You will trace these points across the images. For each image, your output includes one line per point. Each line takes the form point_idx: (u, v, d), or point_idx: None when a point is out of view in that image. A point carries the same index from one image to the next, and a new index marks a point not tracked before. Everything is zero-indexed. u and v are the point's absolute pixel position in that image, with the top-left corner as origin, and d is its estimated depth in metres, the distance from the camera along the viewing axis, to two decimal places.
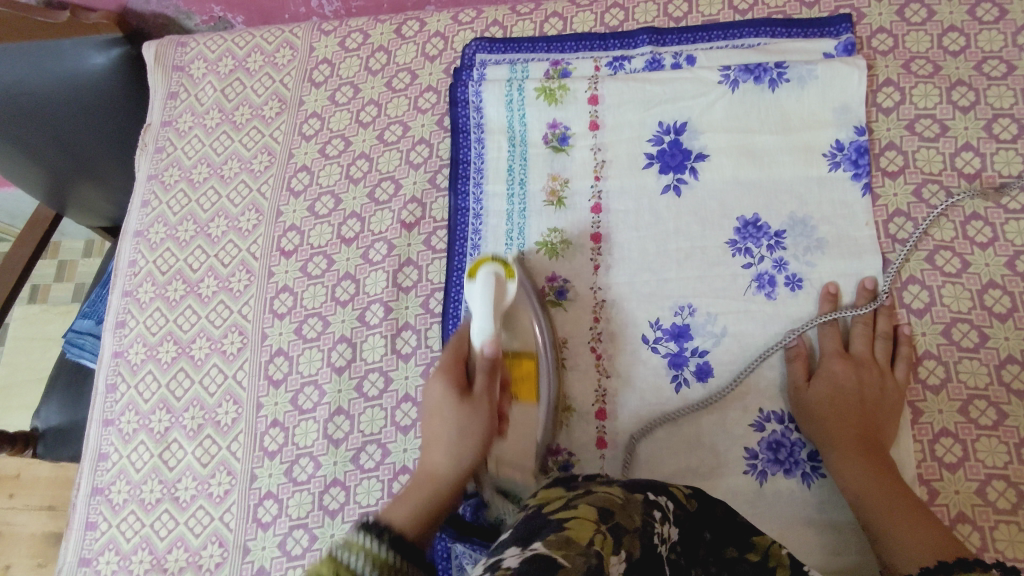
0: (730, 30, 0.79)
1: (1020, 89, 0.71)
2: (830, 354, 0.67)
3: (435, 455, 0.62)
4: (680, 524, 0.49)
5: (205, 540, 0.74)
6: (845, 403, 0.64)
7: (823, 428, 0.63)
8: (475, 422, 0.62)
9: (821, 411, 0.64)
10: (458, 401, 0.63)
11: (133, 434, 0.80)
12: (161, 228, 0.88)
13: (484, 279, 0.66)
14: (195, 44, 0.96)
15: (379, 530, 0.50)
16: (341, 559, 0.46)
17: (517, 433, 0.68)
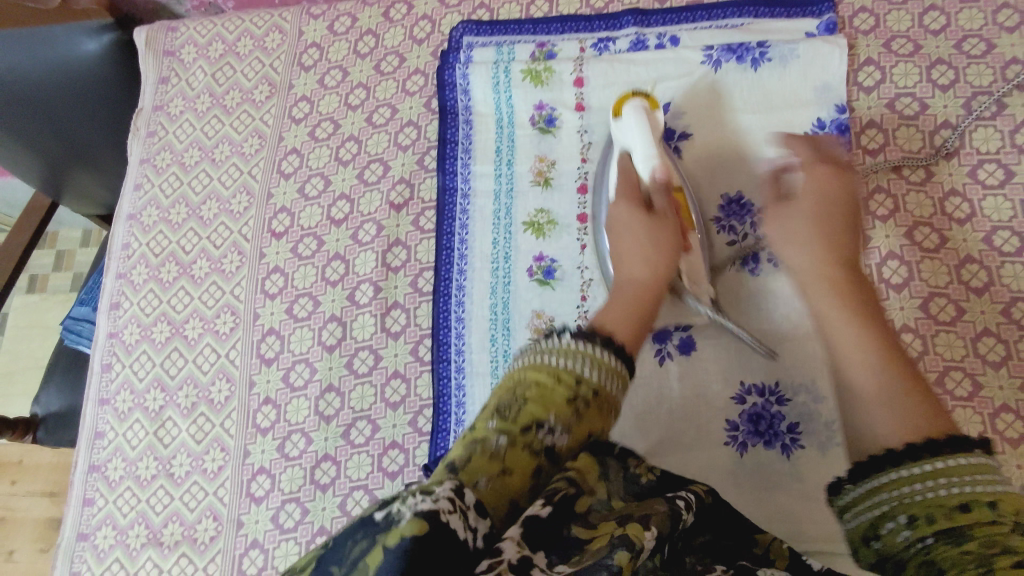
0: (714, 10, 0.80)
1: (999, 66, 0.72)
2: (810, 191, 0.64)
3: (634, 266, 0.62)
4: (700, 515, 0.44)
5: (200, 515, 0.75)
6: (830, 236, 0.61)
7: (823, 214, 0.62)
8: (664, 232, 0.63)
9: (822, 206, 0.62)
10: (665, 224, 0.63)
11: (128, 412, 0.81)
12: (154, 211, 0.89)
13: (634, 111, 0.69)
14: (185, 30, 0.96)
15: (591, 334, 0.50)
16: (560, 366, 0.46)
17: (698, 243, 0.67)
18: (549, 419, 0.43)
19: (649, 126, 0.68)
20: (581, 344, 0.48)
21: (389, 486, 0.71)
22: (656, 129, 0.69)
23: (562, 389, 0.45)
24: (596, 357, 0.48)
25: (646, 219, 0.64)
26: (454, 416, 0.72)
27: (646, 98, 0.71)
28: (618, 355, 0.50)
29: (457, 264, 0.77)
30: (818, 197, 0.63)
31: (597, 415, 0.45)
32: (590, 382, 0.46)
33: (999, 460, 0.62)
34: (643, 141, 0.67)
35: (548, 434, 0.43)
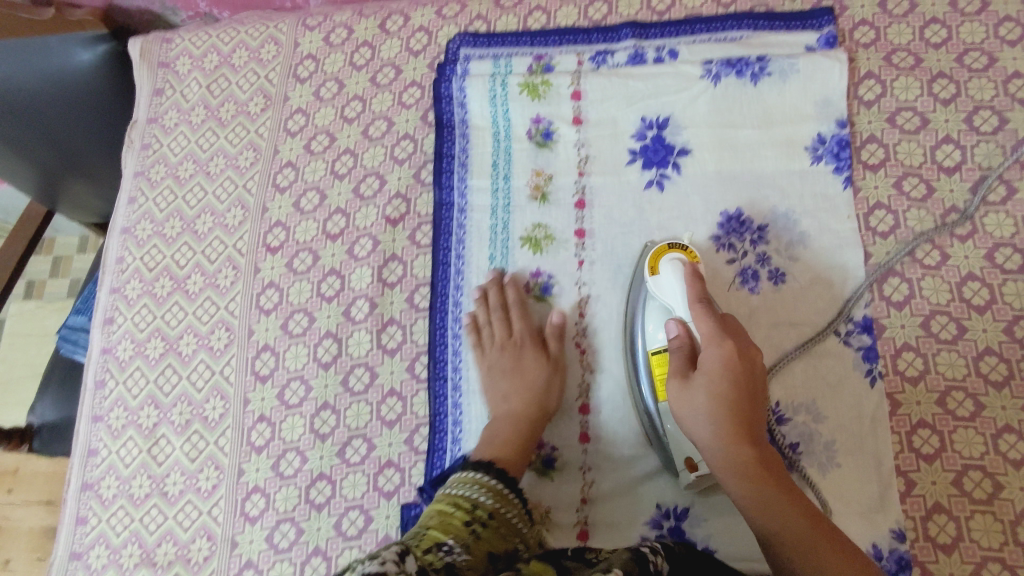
0: (713, 23, 0.79)
1: (1001, 81, 0.71)
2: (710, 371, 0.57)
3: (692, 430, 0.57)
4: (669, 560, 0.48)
5: (194, 535, 0.74)
6: (733, 415, 0.55)
7: (717, 394, 0.55)
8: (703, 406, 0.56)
9: (722, 385, 0.55)
10: (704, 386, 0.56)
11: (122, 429, 0.80)
12: (148, 225, 0.89)
13: (671, 268, 0.64)
14: (180, 41, 0.95)
15: (486, 466, 0.62)
16: (458, 493, 0.59)
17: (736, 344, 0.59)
18: (449, 540, 0.52)
19: (689, 296, 0.61)
20: (475, 473, 0.61)
21: (384, 506, 0.71)
22: (698, 292, 0.61)
23: (458, 515, 0.56)
24: (489, 482, 0.60)
25: (678, 384, 0.58)
26: (451, 434, 0.72)
27: (684, 252, 0.66)
28: (510, 485, 0.61)
29: (454, 279, 0.77)
30: (720, 383, 0.56)
31: (493, 532, 0.56)
32: (487, 506, 0.58)
33: (1002, 481, 0.62)
34: (680, 301, 0.63)
35: (450, 552, 0.51)
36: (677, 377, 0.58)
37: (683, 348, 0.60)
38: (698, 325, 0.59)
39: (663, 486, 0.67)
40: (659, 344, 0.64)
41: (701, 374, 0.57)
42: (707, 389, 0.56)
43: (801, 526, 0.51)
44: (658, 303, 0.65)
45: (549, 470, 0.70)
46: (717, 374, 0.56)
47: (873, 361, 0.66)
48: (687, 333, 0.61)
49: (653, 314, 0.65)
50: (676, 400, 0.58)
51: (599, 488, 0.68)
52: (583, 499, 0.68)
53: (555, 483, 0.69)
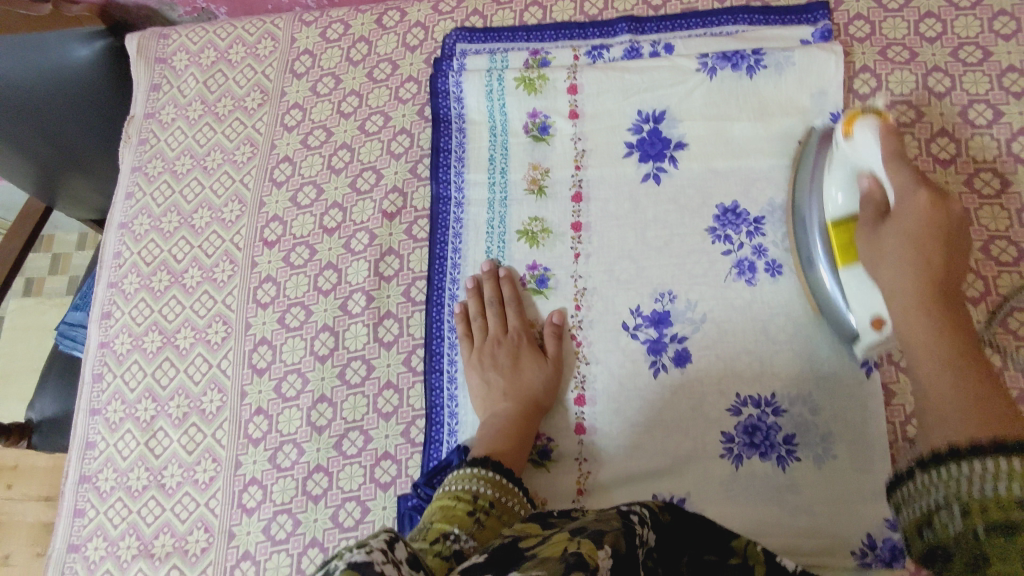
0: (708, 17, 0.79)
1: (995, 74, 0.72)
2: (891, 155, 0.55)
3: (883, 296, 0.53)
4: (657, 529, 0.48)
5: (191, 526, 0.75)
6: (921, 238, 0.51)
7: (897, 288, 0.51)
8: (887, 239, 0.53)
9: (914, 223, 0.51)
10: (895, 232, 0.53)
11: (120, 422, 0.81)
12: (145, 219, 0.89)
13: (866, 127, 0.57)
14: (177, 37, 0.96)
15: (484, 460, 0.62)
16: (458, 487, 0.59)
17: (894, 224, 0.53)
18: (454, 531, 0.53)
19: (885, 151, 0.55)
20: (473, 467, 0.61)
21: (381, 497, 0.71)
22: (895, 150, 0.55)
23: (461, 506, 0.56)
24: (482, 473, 0.60)
25: (868, 231, 0.56)
26: (447, 426, 0.72)
27: (877, 116, 0.58)
28: (508, 475, 0.61)
29: (450, 273, 0.77)
30: (915, 224, 0.51)
31: (496, 520, 0.57)
32: (487, 494, 0.58)
33: None
34: (874, 154, 0.57)
35: (457, 541, 0.53)
36: (870, 222, 0.56)
37: (873, 198, 0.56)
38: (894, 176, 0.54)
39: (663, 478, 0.67)
40: (841, 210, 0.61)
41: (892, 219, 0.53)
42: (898, 235, 0.52)
43: (962, 349, 0.45)
44: (847, 165, 0.61)
45: (545, 461, 0.70)
46: (910, 220, 0.52)
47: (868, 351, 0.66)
48: (879, 189, 0.56)
49: (841, 176, 0.61)
50: (866, 259, 0.55)
51: (595, 479, 0.68)
52: (579, 491, 0.69)
53: (551, 474, 0.70)
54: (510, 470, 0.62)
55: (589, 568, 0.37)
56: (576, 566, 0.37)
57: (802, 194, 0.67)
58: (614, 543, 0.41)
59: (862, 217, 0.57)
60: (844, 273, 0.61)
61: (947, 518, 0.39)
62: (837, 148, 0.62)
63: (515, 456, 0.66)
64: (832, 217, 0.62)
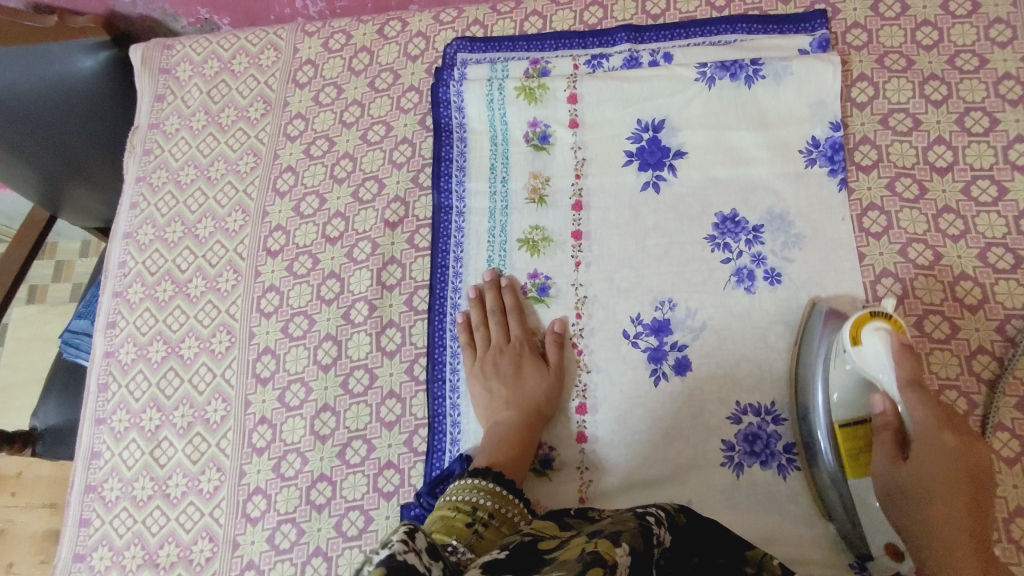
0: (707, 27, 0.80)
1: (992, 82, 0.72)
2: (907, 385, 0.57)
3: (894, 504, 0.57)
4: (673, 531, 0.49)
5: (196, 536, 0.75)
6: (949, 461, 0.55)
7: (931, 527, 0.54)
8: (911, 467, 0.56)
9: (941, 470, 0.55)
10: (915, 469, 0.56)
11: (124, 432, 0.81)
12: (149, 230, 0.90)
13: (878, 339, 0.58)
14: (181, 48, 0.96)
15: (484, 472, 0.62)
16: (458, 497, 0.59)
17: (919, 455, 0.56)
18: (453, 541, 0.54)
19: (899, 376, 0.57)
20: (474, 479, 0.61)
21: (384, 506, 0.71)
22: (909, 374, 0.57)
23: (461, 517, 0.56)
24: (482, 484, 0.61)
25: (885, 461, 0.58)
26: (450, 435, 0.73)
27: (887, 322, 0.59)
28: (508, 486, 0.62)
29: (451, 281, 0.78)
30: (938, 473, 0.55)
31: (496, 531, 0.57)
32: (488, 504, 0.59)
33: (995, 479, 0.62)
34: (888, 375, 0.57)
35: (456, 552, 0.53)
36: (886, 446, 0.58)
37: (888, 426, 0.58)
38: (912, 410, 0.56)
39: (664, 486, 0.68)
40: (849, 416, 0.60)
41: (915, 456, 0.56)
42: (923, 466, 0.55)
43: (973, 529, 0.52)
44: (853, 373, 0.60)
45: (547, 470, 0.70)
46: (937, 458, 0.55)
47: None
48: (893, 413, 0.58)
49: (841, 385, 0.60)
50: (883, 481, 0.57)
51: (597, 487, 0.69)
52: (581, 499, 0.69)
53: (553, 482, 0.70)
54: (511, 480, 0.63)
55: (606, 566, 0.38)
56: (593, 563, 0.38)
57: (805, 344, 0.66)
58: (630, 543, 0.42)
59: (879, 442, 0.58)
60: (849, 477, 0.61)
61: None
62: (840, 342, 0.61)
63: (518, 464, 0.66)
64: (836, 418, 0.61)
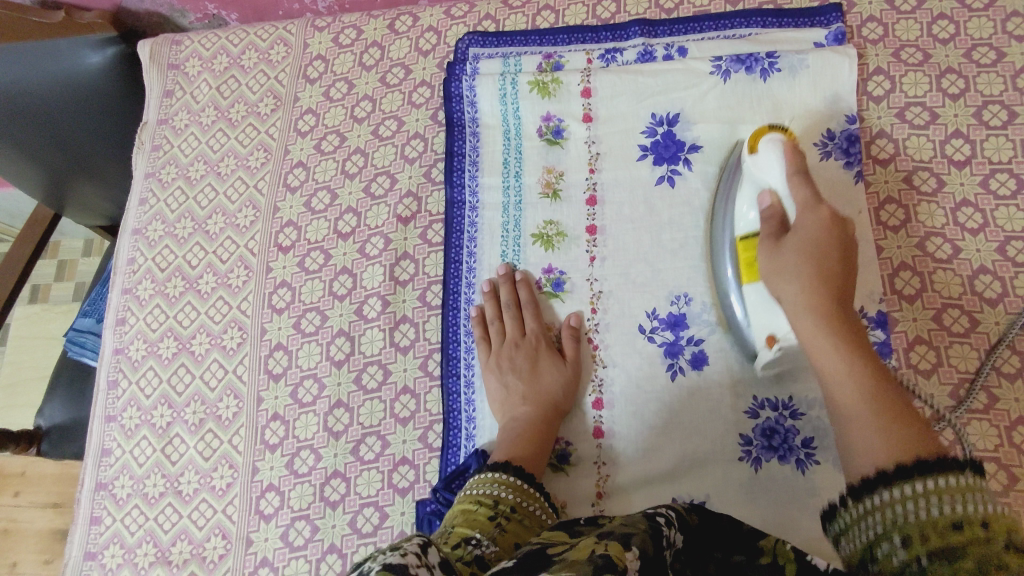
0: (721, 20, 0.79)
1: (1009, 75, 0.72)
2: (806, 206, 0.59)
3: (784, 283, 0.58)
4: (685, 532, 0.47)
5: (209, 533, 0.75)
6: (825, 280, 0.56)
7: (804, 298, 0.55)
8: (784, 257, 0.59)
9: (815, 242, 0.58)
10: (795, 242, 0.58)
11: (135, 429, 0.81)
12: (159, 225, 0.89)
13: (771, 146, 0.62)
14: (189, 43, 0.96)
15: (504, 465, 0.62)
16: (479, 492, 0.59)
17: (797, 242, 0.58)
18: (475, 535, 0.54)
19: (788, 165, 0.61)
20: (496, 473, 0.61)
21: (399, 502, 0.71)
22: (798, 164, 0.61)
23: (482, 511, 0.56)
24: (503, 479, 0.60)
25: (768, 245, 0.61)
26: (465, 431, 0.72)
27: (784, 135, 0.64)
28: (530, 481, 0.61)
29: (465, 277, 0.77)
30: (817, 244, 0.58)
31: (518, 524, 0.57)
32: (509, 499, 0.58)
33: (1017, 474, 0.61)
34: (777, 176, 0.62)
35: (479, 546, 0.53)
36: (771, 234, 0.61)
37: (775, 216, 0.62)
38: (795, 193, 0.60)
39: (680, 481, 0.67)
40: (750, 226, 0.65)
41: (795, 234, 0.59)
42: (800, 247, 0.58)
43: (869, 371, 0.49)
44: (753, 182, 0.65)
45: (563, 465, 0.70)
46: (807, 233, 0.58)
47: (887, 356, 0.66)
48: (781, 207, 0.62)
49: (746, 195, 0.66)
50: (767, 262, 0.60)
51: (614, 482, 0.68)
52: (598, 495, 0.69)
53: (570, 478, 0.69)
54: (530, 474, 0.62)
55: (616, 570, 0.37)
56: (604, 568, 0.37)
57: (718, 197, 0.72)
58: (641, 546, 0.41)
59: (764, 230, 0.62)
60: (747, 288, 0.65)
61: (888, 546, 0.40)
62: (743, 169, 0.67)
63: (536, 460, 0.66)
64: (740, 234, 0.66)
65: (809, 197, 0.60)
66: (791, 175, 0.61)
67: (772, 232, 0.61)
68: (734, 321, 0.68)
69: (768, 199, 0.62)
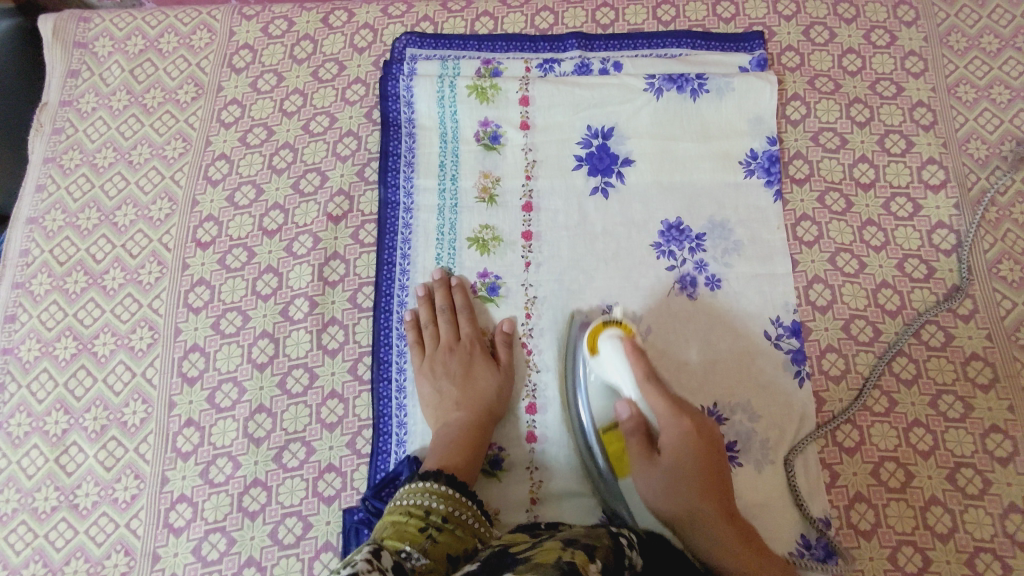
0: (654, 39, 0.83)
1: (907, 108, 0.79)
2: (664, 416, 0.62)
3: (660, 504, 0.62)
4: (642, 552, 0.49)
5: (109, 550, 0.69)
6: (699, 481, 0.61)
7: (680, 470, 0.61)
8: (679, 494, 0.61)
9: (684, 454, 0.61)
10: (667, 470, 0.61)
11: (24, 437, 0.73)
12: (58, 215, 0.82)
13: (612, 349, 0.65)
14: (100, 21, 0.90)
15: (435, 474, 0.60)
16: (411, 502, 0.58)
17: (668, 461, 0.61)
18: (406, 548, 0.52)
19: (636, 377, 0.64)
20: (426, 482, 0.59)
21: (324, 512, 0.68)
22: (646, 370, 0.64)
23: (412, 523, 0.55)
24: (434, 488, 0.59)
25: (644, 465, 0.62)
26: (396, 437, 0.70)
27: (621, 335, 0.66)
28: (462, 490, 0.60)
29: (398, 279, 0.76)
30: (682, 450, 0.61)
31: (451, 535, 0.56)
32: (440, 508, 0.57)
33: (914, 471, 0.67)
34: (628, 382, 0.64)
35: (410, 558, 0.52)
36: (642, 457, 0.63)
37: (638, 428, 0.63)
38: (651, 404, 0.63)
39: None
40: (608, 418, 0.66)
41: (666, 458, 0.61)
42: (672, 469, 0.61)
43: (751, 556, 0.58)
44: (600, 384, 0.67)
45: (496, 471, 0.70)
46: (678, 452, 0.61)
47: (801, 363, 0.70)
48: (636, 410, 0.64)
49: (596, 394, 0.67)
50: (643, 482, 0.62)
51: (547, 488, 0.69)
52: (531, 501, 0.69)
53: (503, 483, 0.69)
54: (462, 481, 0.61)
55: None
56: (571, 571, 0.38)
57: (569, 353, 0.71)
58: (603, 559, 0.42)
59: (631, 444, 0.63)
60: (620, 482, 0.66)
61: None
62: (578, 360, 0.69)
63: (470, 466, 0.65)
64: (600, 430, 0.66)
65: (671, 415, 0.62)
66: (648, 398, 0.63)
67: (640, 482, 0.63)
68: (580, 425, 0.68)
69: (627, 425, 0.64)
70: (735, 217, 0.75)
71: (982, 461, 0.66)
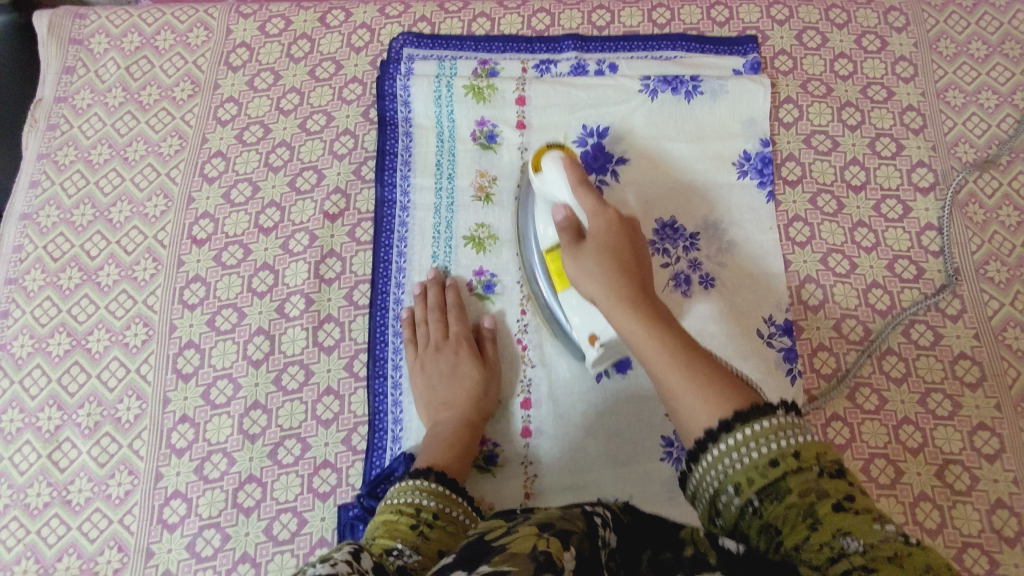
0: (649, 42, 0.84)
1: (897, 112, 0.80)
2: (596, 209, 0.60)
3: (589, 284, 0.57)
4: (626, 523, 0.43)
5: (102, 546, 0.68)
6: (628, 279, 0.56)
7: (611, 281, 0.55)
8: (599, 281, 0.56)
9: (613, 245, 0.58)
10: (593, 251, 0.58)
11: (17, 434, 0.73)
12: (53, 211, 0.81)
13: (554, 164, 0.64)
14: (97, 18, 0.90)
15: (426, 471, 0.61)
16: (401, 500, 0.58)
17: (596, 245, 0.59)
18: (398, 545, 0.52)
19: (570, 179, 0.63)
20: (417, 480, 0.60)
21: (319, 508, 0.68)
22: (579, 176, 0.63)
23: (404, 520, 0.56)
24: (425, 486, 0.59)
25: (571, 252, 0.60)
26: (391, 433, 0.71)
27: (562, 151, 0.66)
28: (452, 487, 0.61)
29: (394, 277, 0.76)
30: (616, 250, 0.58)
31: (442, 531, 0.56)
32: (431, 507, 0.58)
33: (903, 468, 0.67)
34: (565, 193, 0.63)
35: (401, 555, 0.51)
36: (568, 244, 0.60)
37: (570, 224, 0.61)
38: (583, 203, 0.61)
39: (604, 480, 0.69)
40: (552, 240, 0.67)
41: (591, 238, 0.59)
42: (597, 249, 0.58)
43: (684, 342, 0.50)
44: (543, 199, 0.66)
45: (491, 466, 0.70)
46: (604, 236, 0.59)
47: (793, 361, 0.71)
48: (570, 212, 0.62)
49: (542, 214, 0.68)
50: (573, 271, 0.59)
51: (541, 483, 0.69)
52: (525, 496, 0.69)
53: (497, 479, 0.69)
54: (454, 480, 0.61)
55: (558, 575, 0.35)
56: None
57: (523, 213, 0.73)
58: (582, 549, 0.37)
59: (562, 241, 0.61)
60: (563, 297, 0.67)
61: (725, 498, 0.42)
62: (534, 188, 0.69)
63: (460, 464, 0.65)
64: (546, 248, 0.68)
65: (598, 201, 0.61)
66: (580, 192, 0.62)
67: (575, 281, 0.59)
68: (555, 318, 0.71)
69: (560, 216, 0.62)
70: (729, 216, 0.76)
71: (970, 457, 0.67)
